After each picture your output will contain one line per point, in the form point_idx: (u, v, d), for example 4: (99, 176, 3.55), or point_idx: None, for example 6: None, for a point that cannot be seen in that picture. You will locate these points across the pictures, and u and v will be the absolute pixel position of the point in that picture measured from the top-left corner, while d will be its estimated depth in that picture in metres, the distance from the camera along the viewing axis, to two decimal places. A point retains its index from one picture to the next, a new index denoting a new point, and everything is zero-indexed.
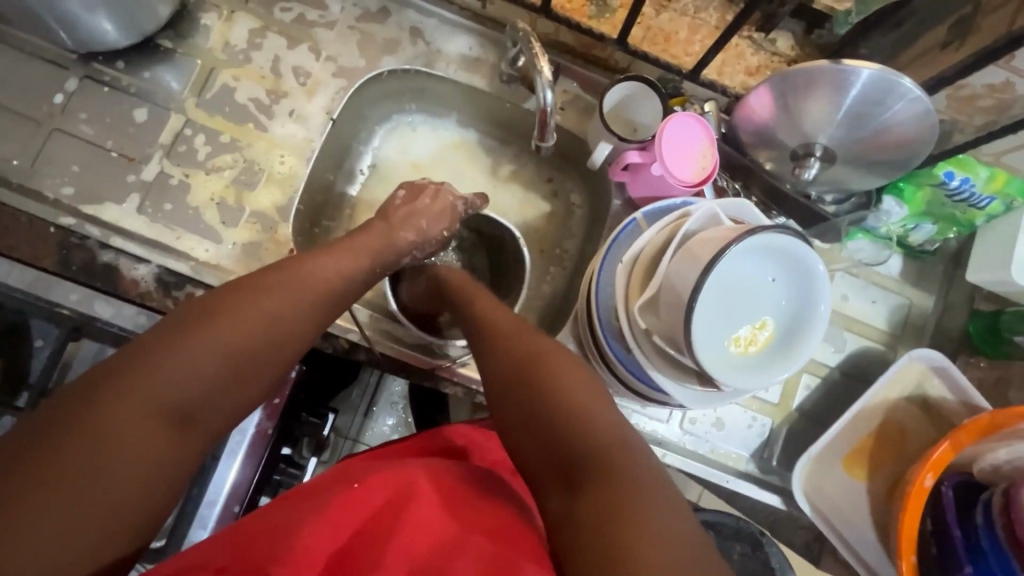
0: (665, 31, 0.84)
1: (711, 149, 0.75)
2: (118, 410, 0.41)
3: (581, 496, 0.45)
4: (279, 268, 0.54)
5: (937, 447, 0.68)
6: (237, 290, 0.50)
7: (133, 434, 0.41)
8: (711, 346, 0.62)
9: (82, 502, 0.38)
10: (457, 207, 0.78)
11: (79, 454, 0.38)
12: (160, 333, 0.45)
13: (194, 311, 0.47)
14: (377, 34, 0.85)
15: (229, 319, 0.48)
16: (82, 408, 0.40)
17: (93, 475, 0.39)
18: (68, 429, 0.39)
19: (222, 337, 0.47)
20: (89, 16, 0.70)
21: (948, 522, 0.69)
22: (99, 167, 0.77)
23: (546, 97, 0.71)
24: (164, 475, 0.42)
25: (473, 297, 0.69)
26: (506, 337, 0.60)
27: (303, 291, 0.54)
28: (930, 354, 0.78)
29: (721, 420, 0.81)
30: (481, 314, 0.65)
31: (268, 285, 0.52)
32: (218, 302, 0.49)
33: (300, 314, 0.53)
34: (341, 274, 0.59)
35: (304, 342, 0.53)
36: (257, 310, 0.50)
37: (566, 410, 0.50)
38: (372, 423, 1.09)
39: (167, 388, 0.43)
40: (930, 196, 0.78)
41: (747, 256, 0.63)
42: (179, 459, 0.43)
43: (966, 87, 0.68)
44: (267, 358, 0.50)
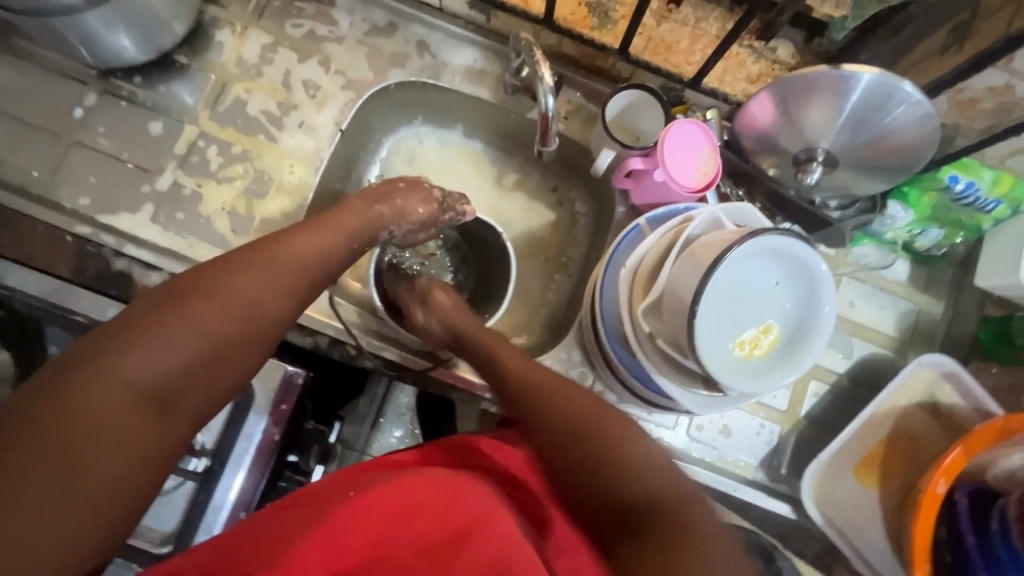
0: (666, 42, 0.85)
1: (713, 156, 0.75)
2: (97, 394, 0.42)
3: (625, 540, 0.46)
4: (256, 249, 0.56)
5: (949, 453, 0.67)
6: (216, 271, 0.52)
7: (111, 417, 0.42)
8: (716, 349, 0.62)
9: (62, 486, 0.39)
10: (435, 198, 0.78)
11: (57, 438, 0.40)
12: (135, 317, 0.46)
13: (170, 292, 0.49)
14: (385, 47, 0.87)
15: (205, 301, 0.49)
16: (58, 392, 0.41)
17: (74, 456, 0.40)
18: (44, 412, 0.40)
19: (200, 321, 0.48)
20: (108, 34, 0.73)
21: (962, 529, 0.67)
22: (115, 179, 0.80)
23: (548, 103, 0.72)
24: (148, 457, 0.44)
25: (477, 327, 0.70)
26: (535, 387, 0.58)
27: (278, 271, 0.55)
28: (939, 359, 0.77)
29: (728, 427, 0.80)
30: (509, 362, 0.63)
31: (243, 267, 0.53)
32: (196, 283, 0.50)
33: (277, 294, 0.54)
34: (320, 254, 0.60)
35: (283, 321, 0.55)
36: (233, 293, 0.51)
37: (616, 475, 0.49)
38: (379, 435, 1.06)
39: (145, 372, 0.44)
40: (935, 201, 0.78)
41: (748, 260, 0.63)
42: (160, 441, 0.45)
43: (966, 90, 0.68)
44: (245, 339, 0.51)
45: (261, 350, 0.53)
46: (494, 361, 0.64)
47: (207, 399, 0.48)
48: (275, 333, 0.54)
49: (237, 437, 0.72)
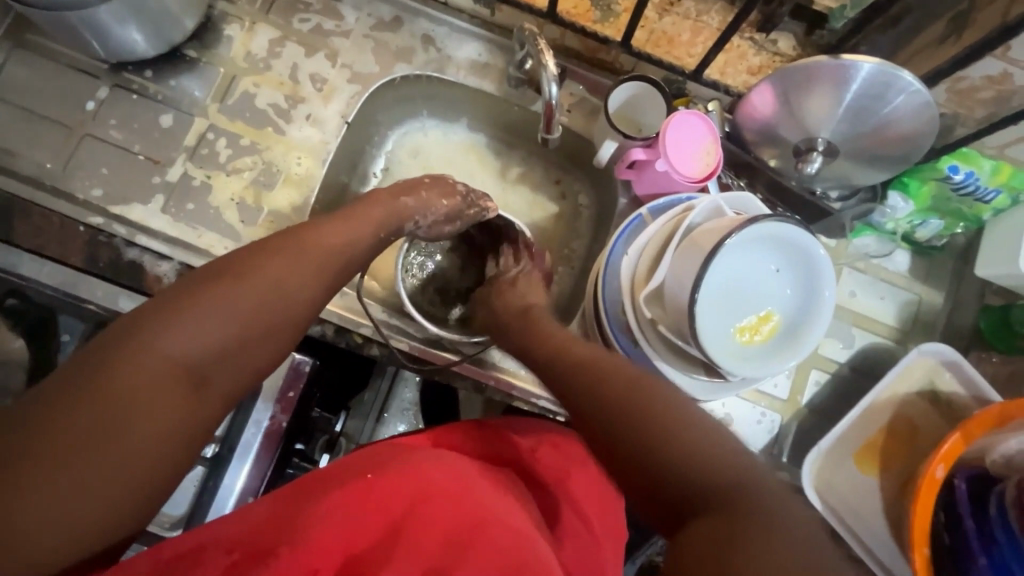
0: (668, 34, 0.86)
1: (715, 147, 0.76)
2: (135, 371, 0.43)
3: (689, 522, 0.43)
4: (288, 236, 0.57)
5: (947, 438, 0.68)
6: (250, 257, 0.53)
7: (149, 394, 0.43)
8: (717, 334, 0.63)
9: (100, 459, 0.41)
10: (459, 191, 0.76)
11: (97, 412, 0.41)
12: (172, 300, 0.47)
13: (207, 276, 0.50)
14: (390, 41, 0.88)
15: (238, 286, 0.50)
16: (98, 368, 0.42)
17: (115, 433, 0.41)
18: (85, 387, 0.41)
19: (233, 304, 0.49)
20: (120, 27, 0.74)
21: (960, 513, 0.68)
22: (126, 171, 0.81)
23: (551, 92, 0.73)
24: (181, 434, 0.45)
25: (517, 323, 0.71)
26: (603, 376, 0.54)
27: (309, 259, 0.56)
28: (939, 348, 0.78)
29: (729, 416, 0.81)
30: (575, 353, 0.60)
31: (275, 254, 0.54)
32: (232, 268, 0.51)
33: (308, 282, 0.55)
34: (348, 243, 0.61)
35: (311, 308, 0.56)
36: (266, 279, 0.52)
37: (679, 448, 0.46)
38: (384, 429, 1.06)
39: (181, 351, 0.45)
40: (936, 190, 0.79)
41: (747, 247, 0.64)
42: (193, 419, 0.46)
43: (965, 79, 0.69)
44: (277, 326, 0.52)
45: (289, 336, 0.54)
46: (560, 353, 0.61)
47: (237, 382, 0.50)
48: (303, 320, 0.55)
49: (245, 423, 0.74)
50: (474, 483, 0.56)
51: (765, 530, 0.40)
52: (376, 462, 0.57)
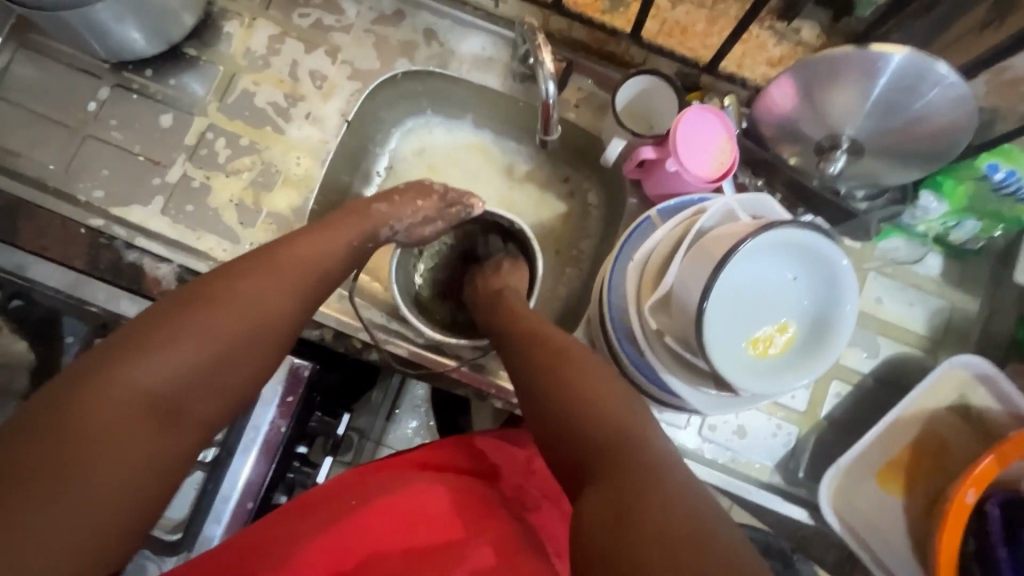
0: (681, 24, 0.82)
1: (729, 144, 0.72)
2: (104, 406, 0.42)
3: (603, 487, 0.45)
4: (261, 254, 0.55)
5: (980, 461, 0.63)
6: (222, 278, 0.51)
7: (120, 427, 0.42)
8: (727, 347, 0.59)
9: (68, 501, 0.39)
10: (436, 191, 0.74)
11: (64, 451, 0.40)
12: (140, 330, 0.46)
13: (176, 303, 0.48)
14: (392, 36, 0.85)
15: (210, 308, 0.49)
16: (65, 405, 0.41)
17: (80, 471, 0.40)
18: (52, 425, 0.40)
19: (206, 328, 0.47)
20: (118, 26, 0.73)
21: (993, 540, 0.64)
22: (127, 172, 0.81)
23: (548, 91, 0.70)
24: (151, 467, 0.43)
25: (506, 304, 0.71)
26: (564, 369, 0.56)
27: (282, 276, 0.54)
28: (973, 361, 0.73)
29: (744, 427, 0.77)
30: (538, 336, 0.62)
31: (246, 273, 0.53)
32: (204, 291, 0.50)
33: (281, 299, 0.53)
34: (325, 257, 0.59)
35: (292, 326, 0.54)
36: (238, 299, 0.50)
37: (608, 435, 0.49)
38: (395, 426, 1.10)
39: (152, 380, 0.44)
40: (972, 190, 0.72)
41: (763, 254, 0.60)
42: (168, 451, 0.44)
43: (1009, 70, 0.64)
44: (251, 346, 0.50)
45: (267, 357, 0.52)
46: (528, 338, 0.62)
47: (217, 407, 0.48)
48: (283, 338, 0.53)
49: (244, 426, 0.73)
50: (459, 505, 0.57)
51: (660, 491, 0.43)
52: (370, 485, 0.59)
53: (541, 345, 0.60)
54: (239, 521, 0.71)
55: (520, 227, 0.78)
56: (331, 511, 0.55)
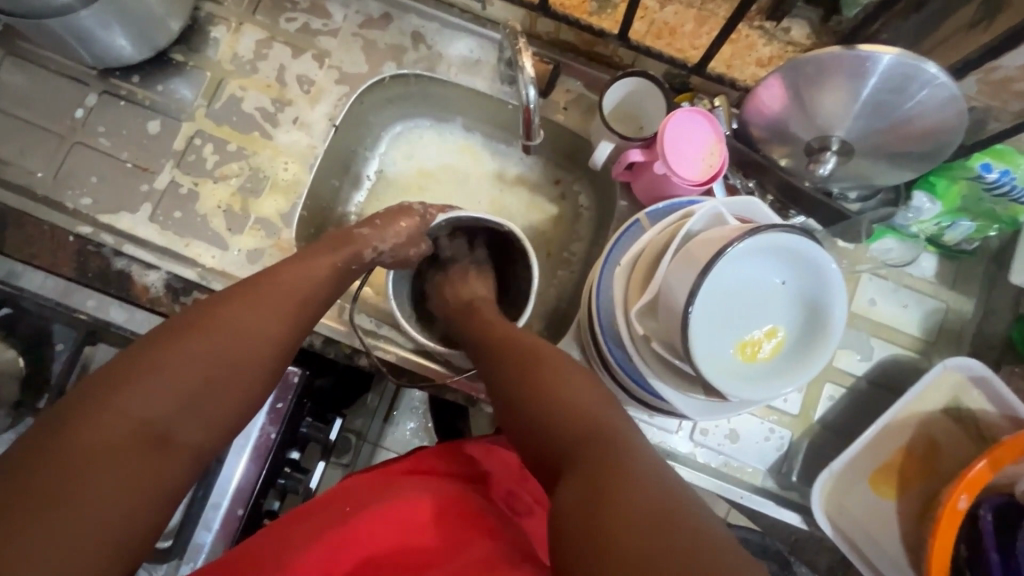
0: (670, 25, 0.81)
1: (719, 146, 0.71)
2: (91, 436, 0.42)
3: (572, 479, 0.46)
4: (252, 281, 0.57)
5: (972, 466, 0.63)
6: (216, 305, 0.53)
7: (114, 450, 0.42)
8: (715, 352, 0.58)
9: (61, 521, 0.39)
10: (416, 211, 0.75)
11: (58, 474, 0.40)
12: (137, 356, 0.47)
13: (172, 329, 0.49)
14: (379, 40, 0.85)
15: (204, 334, 0.50)
16: (54, 437, 0.41)
17: (77, 491, 0.40)
18: (41, 456, 0.40)
19: (196, 352, 0.48)
20: (104, 33, 0.73)
21: (985, 546, 0.62)
22: (116, 179, 0.81)
23: (529, 95, 0.70)
24: (146, 489, 0.43)
25: (489, 322, 0.67)
26: (537, 365, 0.56)
27: (273, 303, 0.56)
28: (968, 363, 0.72)
29: (736, 431, 0.76)
30: (522, 355, 0.58)
31: (238, 300, 0.54)
32: (198, 318, 0.51)
33: (271, 326, 0.54)
34: (314, 282, 0.61)
35: (280, 351, 0.55)
36: (231, 325, 0.52)
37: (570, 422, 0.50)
38: (394, 427, 1.12)
39: (148, 407, 0.45)
40: (966, 189, 0.72)
41: (750, 257, 0.59)
42: (158, 480, 0.44)
43: (998, 70, 0.62)
44: (245, 371, 0.51)
45: (259, 383, 0.52)
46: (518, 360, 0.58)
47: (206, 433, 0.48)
48: (269, 364, 0.53)
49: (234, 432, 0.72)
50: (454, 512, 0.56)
51: (653, 492, 0.42)
52: (366, 492, 0.59)
53: (514, 353, 0.59)
54: (230, 529, 0.70)
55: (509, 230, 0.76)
56: (324, 516, 0.56)
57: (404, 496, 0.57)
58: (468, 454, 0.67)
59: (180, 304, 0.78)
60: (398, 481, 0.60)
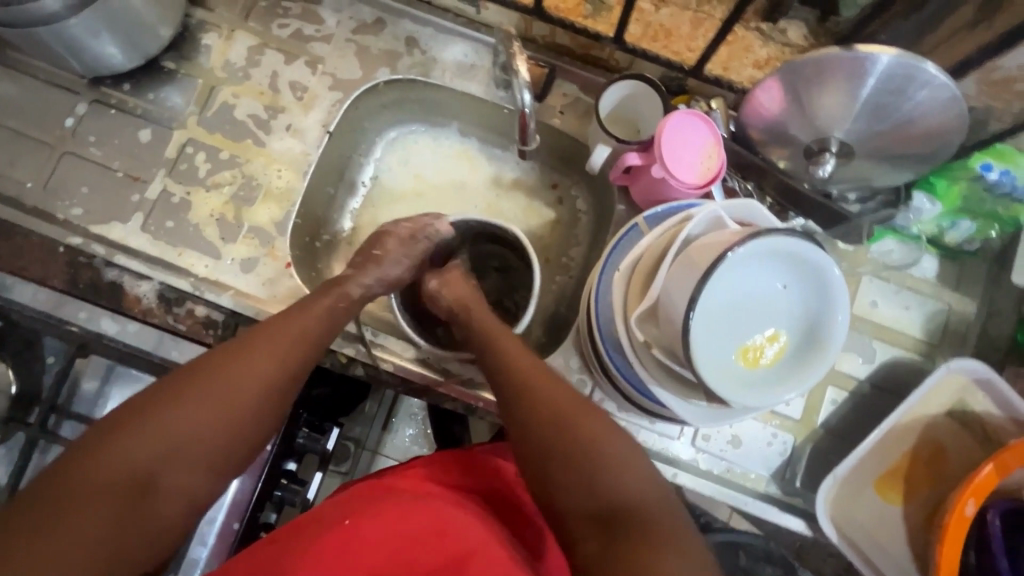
0: (666, 27, 0.81)
1: (717, 149, 0.70)
2: (92, 477, 0.46)
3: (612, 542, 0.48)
4: (266, 326, 0.59)
5: (979, 471, 0.62)
6: (227, 352, 0.55)
7: (109, 491, 0.46)
8: (716, 359, 0.57)
9: (53, 555, 0.43)
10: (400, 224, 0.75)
11: (56, 509, 0.44)
12: (146, 401, 0.50)
13: (183, 373, 0.53)
14: (373, 45, 0.84)
15: (209, 380, 0.52)
16: (61, 473, 0.45)
17: (69, 526, 0.44)
18: (47, 492, 0.45)
19: (198, 400, 0.51)
20: (93, 41, 0.72)
21: (993, 552, 0.61)
22: (107, 189, 0.79)
23: (525, 100, 0.69)
24: (134, 528, 0.47)
25: (499, 337, 0.64)
26: (565, 411, 0.56)
27: (281, 349, 0.58)
28: (972, 365, 0.71)
29: (738, 437, 0.75)
30: (535, 394, 0.57)
31: (249, 346, 0.56)
32: (208, 364, 0.54)
33: (274, 374, 0.56)
34: (324, 326, 0.63)
35: (275, 399, 0.56)
36: (236, 373, 0.54)
37: (608, 480, 0.51)
38: (393, 435, 1.11)
39: (145, 452, 0.48)
40: (967, 190, 0.72)
41: (753, 262, 0.58)
42: (146, 524, 0.48)
43: (998, 69, 0.62)
44: (243, 417, 0.53)
45: (256, 430, 0.54)
46: (530, 402, 0.57)
47: (195, 479, 0.51)
48: (268, 410, 0.55)
49: None
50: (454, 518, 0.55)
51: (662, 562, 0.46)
52: (361, 500, 0.57)
53: (531, 387, 0.58)
54: (225, 544, 0.69)
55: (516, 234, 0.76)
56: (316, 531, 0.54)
57: (401, 508, 0.55)
58: (471, 464, 0.66)
59: (173, 315, 0.77)
60: (395, 490, 0.59)
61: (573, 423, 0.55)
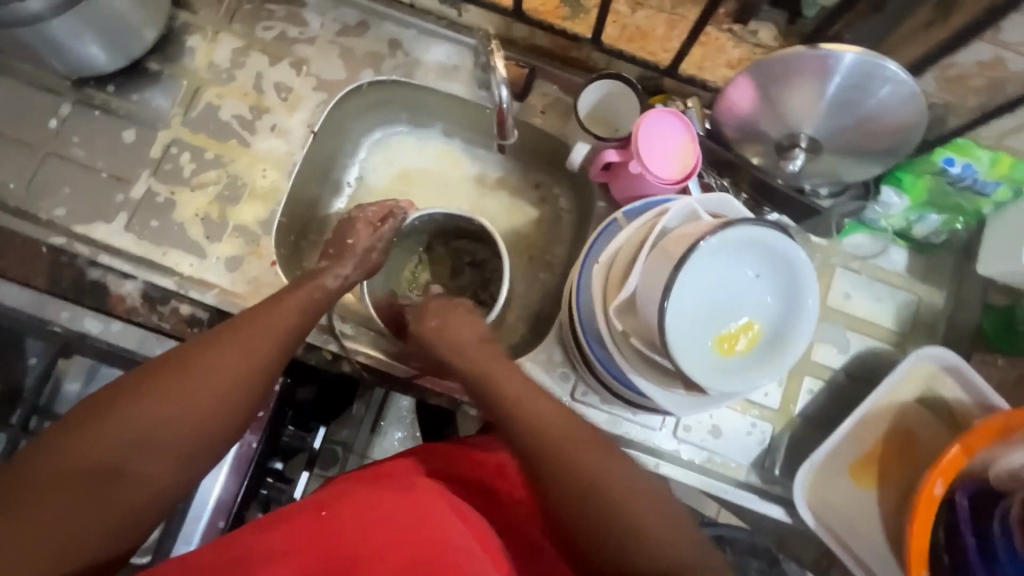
0: (642, 29, 0.83)
1: (692, 145, 0.72)
2: (59, 463, 0.47)
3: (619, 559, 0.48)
4: (239, 321, 0.60)
5: (946, 451, 0.64)
6: (198, 345, 0.56)
7: (75, 476, 0.47)
8: (692, 346, 0.59)
9: (22, 533, 0.44)
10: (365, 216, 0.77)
11: (22, 494, 0.45)
12: (116, 391, 0.51)
13: (153, 365, 0.54)
14: (356, 47, 0.86)
15: (179, 370, 0.53)
16: (31, 459, 0.47)
17: (34, 508, 0.45)
18: (17, 478, 0.46)
19: (167, 388, 0.52)
20: (77, 42, 0.73)
21: (961, 529, 0.64)
22: (90, 189, 0.80)
23: (502, 95, 0.71)
24: (101, 514, 0.47)
25: (526, 399, 0.56)
26: (563, 424, 0.54)
27: (252, 342, 0.58)
28: (941, 353, 0.73)
29: (718, 427, 0.77)
30: (575, 468, 0.51)
31: (221, 339, 0.57)
32: (178, 356, 0.55)
33: (245, 365, 0.57)
34: (297, 319, 0.63)
35: (254, 391, 0.57)
36: (206, 364, 0.55)
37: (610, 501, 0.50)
38: (380, 438, 1.09)
39: (113, 439, 0.49)
40: (931, 184, 0.74)
41: (724, 252, 0.60)
42: (119, 508, 0.48)
43: (954, 66, 0.65)
44: (215, 407, 0.54)
45: (228, 420, 0.55)
46: (577, 476, 0.51)
47: (164, 469, 0.51)
48: (239, 398, 0.56)
49: None
50: (437, 509, 0.55)
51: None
52: (336, 496, 0.55)
53: (530, 408, 0.55)
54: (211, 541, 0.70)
55: (484, 226, 0.77)
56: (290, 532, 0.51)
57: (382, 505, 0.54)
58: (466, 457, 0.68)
59: (158, 314, 0.77)
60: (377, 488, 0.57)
61: (567, 442, 0.53)
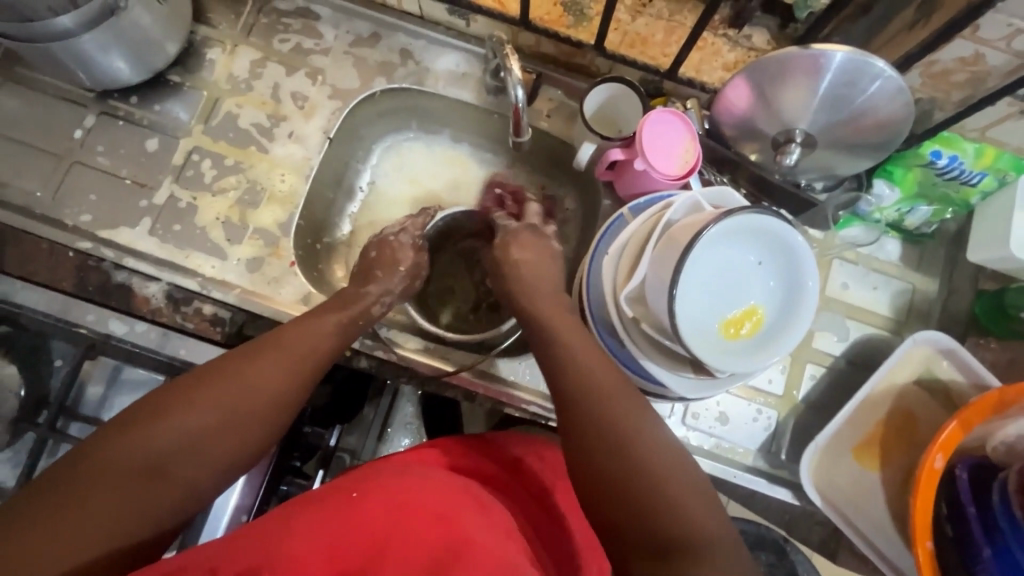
0: (642, 35, 0.87)
1: (692, 144, 0.76)
2: (110, 460, 0.49)
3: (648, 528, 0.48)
4: (276, 335, 0.63)
5: (945, 427, 0.67)
6: (240, 357, 0.60)
7: (124, 473, 0.49)
8: (700, 330, 0.62)
9: (74, 522, 0.46)
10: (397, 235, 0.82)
11: (75, 486, 0.48)
12: (164, 395, 0.54)
13: (198, 373, 0.57)
14: (369, 57, 0.89)
15: (222, 379, 0.57)
16: (84, 455, 0.49)
17: (85, 502, 0.47)
18: (71, 472, 0.48)
19: (211, 395, 0.55)
20: (104, 56, 0.76)
21: (962, 500, 0.67)
22: (114, 196, 0.83)
23: (517, 95, 0.75)
24: (144, 510, 0.50)
25: (597, 382, 0.58)
26: (602, 401, 0.57)
27: (289, 355, 0.62)
28: (936, 336, 0.76)
29: (725, 414, 0.80)
30: (629, 463, 0.52)
31: (261, 352, 0.61)
32: (222, 366, 0.58)
33: (281, 376, 0.60)
34: (330, 335, 0.67)
35: (288, 401, 0.60)
36: (247, 375, 0.58)
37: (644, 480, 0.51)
38: (387, 447, 0.96)
39: (160, 440, 0.52)
40: (921, 176, 0.78)
41: (726, 240, 0.64)
42: (158, 509, 0.51)
43: (937, 62, 0.69)
44: (254, 414, 0.57)
45: (265, 428, 0.58)
46: (626, 459, 0.52)
47: (204, 472, 0.54)
48: (275, 408, 0.59)
49: None
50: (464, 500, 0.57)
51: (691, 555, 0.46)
52: (363, 478, 0.58)
53: (589, 380, 0.59)
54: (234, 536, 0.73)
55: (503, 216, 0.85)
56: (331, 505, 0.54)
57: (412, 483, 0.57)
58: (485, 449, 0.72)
59: (182, 314, 0.80)
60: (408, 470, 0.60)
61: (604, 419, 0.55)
